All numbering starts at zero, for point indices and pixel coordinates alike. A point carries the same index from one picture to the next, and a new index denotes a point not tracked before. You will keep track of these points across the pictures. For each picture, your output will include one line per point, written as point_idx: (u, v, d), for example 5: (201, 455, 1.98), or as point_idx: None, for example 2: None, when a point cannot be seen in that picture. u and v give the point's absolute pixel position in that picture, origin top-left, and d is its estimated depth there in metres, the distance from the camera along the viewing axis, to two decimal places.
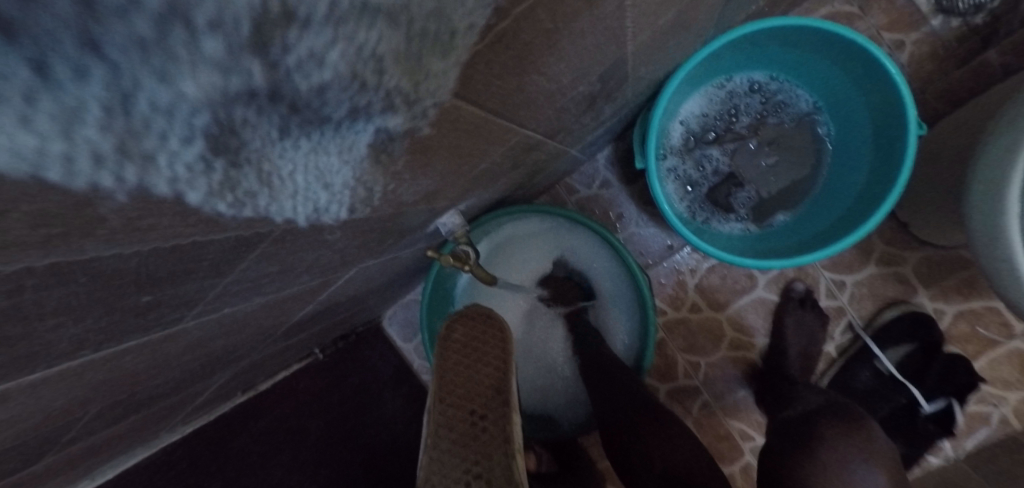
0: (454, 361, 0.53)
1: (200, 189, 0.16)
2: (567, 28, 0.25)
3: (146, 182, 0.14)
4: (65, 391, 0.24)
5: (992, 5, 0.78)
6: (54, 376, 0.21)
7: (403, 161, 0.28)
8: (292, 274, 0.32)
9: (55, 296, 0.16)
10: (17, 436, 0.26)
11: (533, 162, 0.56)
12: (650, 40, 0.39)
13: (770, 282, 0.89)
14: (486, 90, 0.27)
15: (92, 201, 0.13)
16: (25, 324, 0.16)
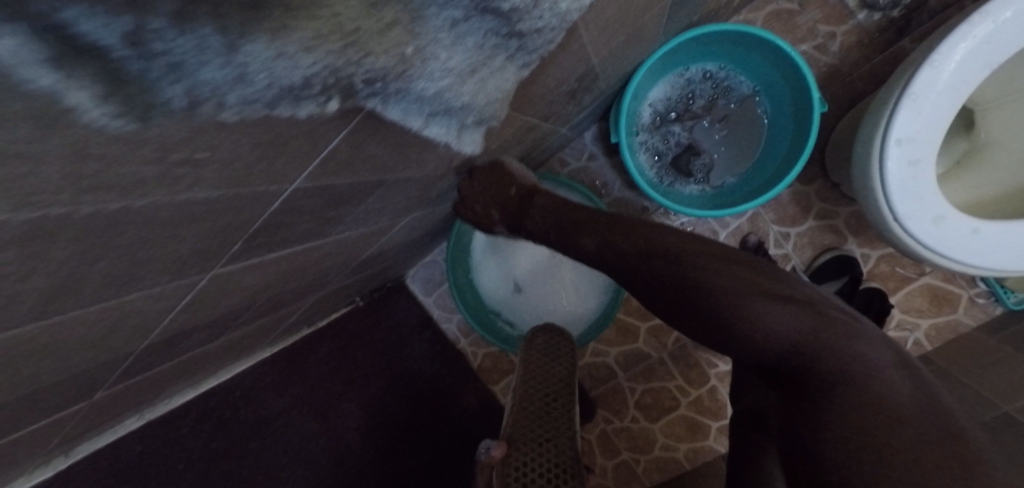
0: (535, 364, 0.83)
1: (383, 156, 0.35)
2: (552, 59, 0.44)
3: (375, 149, 0.33)
4: (265, 273, 0.42)
5: (906, 1, 0.94)
6: (274, 258, 0.40)
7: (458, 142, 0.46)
8: (378, 213, 0.50)
9: (312, 203, 0.34)
10: (231, 305, 0.44)
11: (533, 138, 0.73)
12: (612, 52, 0.57)
13: (729, 236, 1.07)
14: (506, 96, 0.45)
15: (360, 157, 0.32)
16: (293, 216, 0.34)
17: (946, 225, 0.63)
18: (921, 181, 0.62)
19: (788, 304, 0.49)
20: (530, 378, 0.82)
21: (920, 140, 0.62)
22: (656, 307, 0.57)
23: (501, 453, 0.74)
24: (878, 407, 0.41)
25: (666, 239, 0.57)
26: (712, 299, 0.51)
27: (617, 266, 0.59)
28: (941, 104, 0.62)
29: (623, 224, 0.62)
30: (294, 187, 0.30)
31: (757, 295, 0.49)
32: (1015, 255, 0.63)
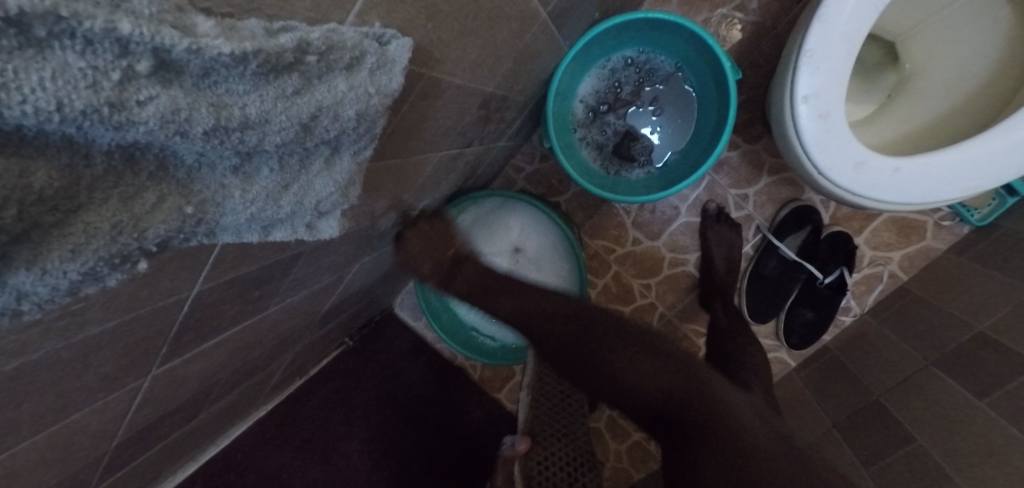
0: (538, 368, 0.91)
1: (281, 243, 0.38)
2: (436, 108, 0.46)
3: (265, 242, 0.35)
4: (214, 355, 0.46)
5: None
6: (213, 343, 0.43)
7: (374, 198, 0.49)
8: (318, 273, 0.53)
9: (222, 294, 0.37)
10: (194, 388, 0.48)
11: (468, 161, 0.76)
12: (509, 73, 0.59)
13: (691, 208, 1.08)
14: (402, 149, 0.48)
15: (246, 251, 0.34)
16: (211, 307, 0.37)
17: (867, 169, 0.64)
18: (834, 131, 0.64)
19: (665, 362, 0.62)
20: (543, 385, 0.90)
21: (825, 92, 0.64)
22: (566, 369, 0.68)
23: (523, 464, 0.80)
24: (743, 439, 0.54)
25: (581, 310, 0.70)
26: (601, 361, 0.64)
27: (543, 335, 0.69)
28: (840, 53, 0.63)
29: (540, 304, 0.72)
30: (195, 292, 0.33)
31: (639, 359, 0.62)
32: (938, 185, 0.64)
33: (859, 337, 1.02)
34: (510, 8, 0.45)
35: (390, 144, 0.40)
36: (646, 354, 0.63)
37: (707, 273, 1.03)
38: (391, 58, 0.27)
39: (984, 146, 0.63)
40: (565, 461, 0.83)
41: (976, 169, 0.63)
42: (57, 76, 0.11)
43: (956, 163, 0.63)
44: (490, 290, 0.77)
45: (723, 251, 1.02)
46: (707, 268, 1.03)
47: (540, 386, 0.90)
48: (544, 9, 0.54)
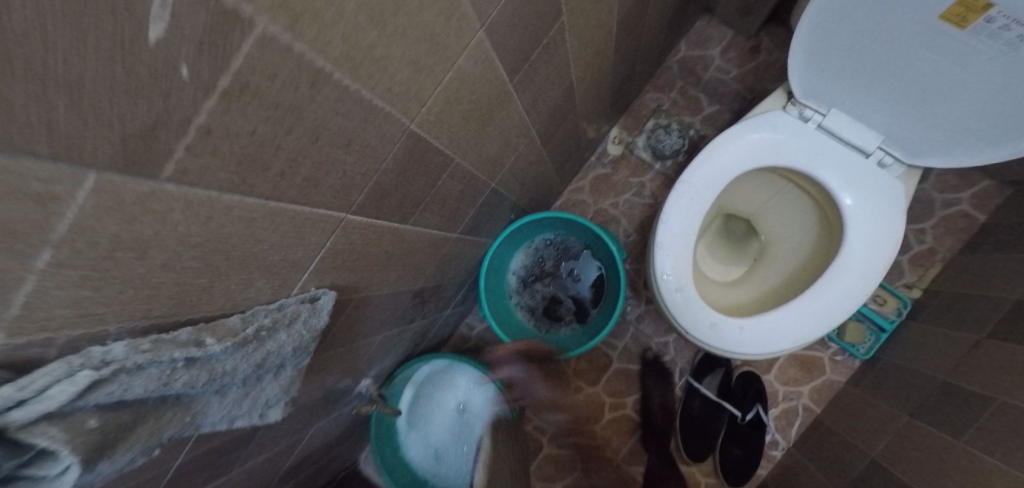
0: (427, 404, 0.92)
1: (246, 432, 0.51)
2: (366, 306, 0.62)
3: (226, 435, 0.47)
4: None
5: (683, 150, 1.28)
6: None
7: (325, 374, 0.65)
8: (278, 439, 0.65)
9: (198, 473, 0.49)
10: None
11: (413, 331, 0.93)
12: (437, 267, 0.81)
13: (620, 356, 1.25)
14: (350, 333, 0.64)
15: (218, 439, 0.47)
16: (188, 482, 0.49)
17: (720, 329, 0.82)
18: (689, 302, 0.84)
19: None
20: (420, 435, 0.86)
21: (677, 273, 0.85)
22: None
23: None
24: None
25: None
26: None
27: None
28: (683, 243, 0.86)
29: None
30: (175, 475, 0.44)
31: None
32: (779, 339, 0.81)
33: (789, 470, 1.09)
34: (426, 240, 0.67)
35: (334, 341, 0.58)
36: None
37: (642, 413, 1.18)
38: (322, 303, 0.47)
39: (804, 307, 0.81)
40: None
41: (803, 325, 0.81)
42: (140, 375, 0.28)
43: (787, 321, 0.81)
44: None
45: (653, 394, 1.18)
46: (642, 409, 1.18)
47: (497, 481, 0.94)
48: (458, 231, 0.77)
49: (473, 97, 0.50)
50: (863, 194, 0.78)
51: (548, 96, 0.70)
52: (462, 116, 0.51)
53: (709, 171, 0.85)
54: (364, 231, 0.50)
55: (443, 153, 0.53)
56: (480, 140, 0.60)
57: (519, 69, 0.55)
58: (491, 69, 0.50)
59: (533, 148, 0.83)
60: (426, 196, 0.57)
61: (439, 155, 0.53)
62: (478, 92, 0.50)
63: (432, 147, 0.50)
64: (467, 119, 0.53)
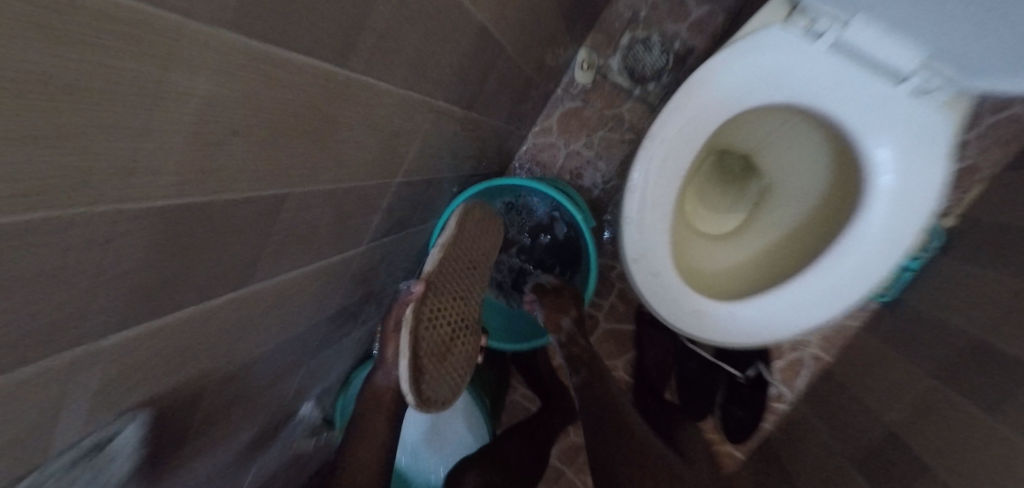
0: (475, 229, 0.77)
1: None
2: (246, 372, 0.50)
3: None
4: None
5: (668, 68, 1.04)
6: None
7: (223, 442, 0.55)
8: None
9: None
10: None
11: (356, 338, 0.82)
12: (358, 280, 0.66)
13: (606, 317, 1.14)
14: (237, 399, 0.52)
15: None
16: None
17: (707, 318, 0.68)
18: (668, 287, 0.68)
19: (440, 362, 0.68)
20: (431, 267, 0.72)
21: (652, 253, 0.68)
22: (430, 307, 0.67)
23: (413, 330, 0.65)
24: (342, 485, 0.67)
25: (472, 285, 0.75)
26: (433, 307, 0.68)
27: (460, 261, 0.74)
28: (659, 213, 0.67)
29: (468, 260, 0.75)
30: None
31: (444, 317, 0.69)
32: (778, 326, 0.67)
33: (795, 425, 1.03)
34: (313, 277, 0.52)
35: (205, 426, 0.47)
36: (435, 336, 0.68)
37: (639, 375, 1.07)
38: (126, 438, 0.36)
39: (810, 287, 0.66)
40: (451, 330, 0.70)
41: (807, 309, 0.67)
42: None
43: (788, 305, 0.67)
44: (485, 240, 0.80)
45: (655, 354, 1.06)
46: (641, 368, 1.06)
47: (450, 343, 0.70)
48: (370, 241, 0.62)
49: (293, 125, 0.33)
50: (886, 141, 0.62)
51: (449, 57, 0.50)
52: (286, 153, 0.34)
53: (686, 116, 0.64)
54: (180, 339, 0.35)
55: (276, 201, 0.37)
56: (344, 153, 0.43)
57: (370, 52, 0.36)
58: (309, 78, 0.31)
59: (456, 116, 0.63)
60: (279, 247, 0.42)
61: (268, 205, 0.36)
62: (298, 115, 0.33)
63: (246, 210, 0.33)
64: (301, 148, 0.36)
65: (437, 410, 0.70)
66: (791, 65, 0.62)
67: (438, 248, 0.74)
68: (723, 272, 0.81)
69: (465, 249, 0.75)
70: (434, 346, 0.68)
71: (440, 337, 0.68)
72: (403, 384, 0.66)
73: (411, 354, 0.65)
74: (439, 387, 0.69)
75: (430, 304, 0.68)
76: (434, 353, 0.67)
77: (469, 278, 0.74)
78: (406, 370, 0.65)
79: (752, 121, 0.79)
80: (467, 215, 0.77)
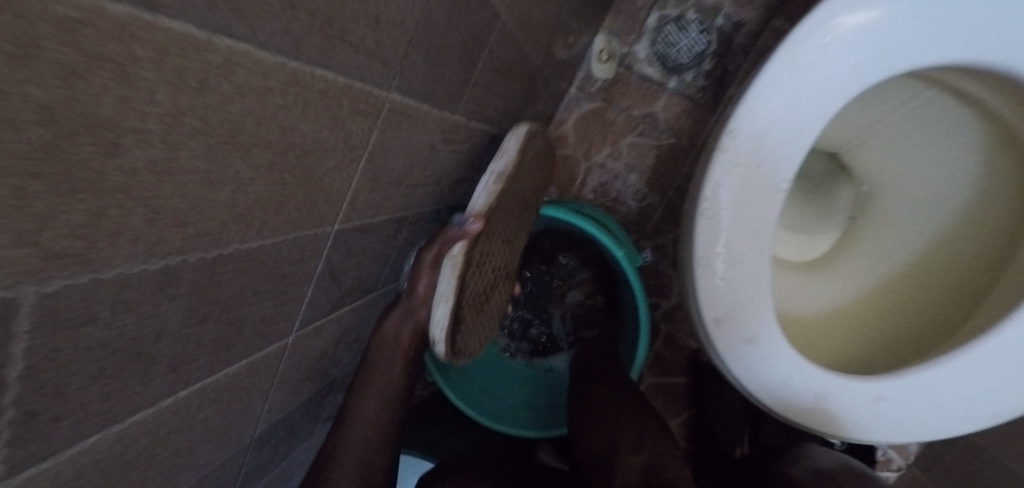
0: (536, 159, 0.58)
1: None
2: None
3: None
4: None
5: (709, 53, 0.82)
6: None
7: None
8: None
9: None
10: None
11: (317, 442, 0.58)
12: (301, 379, 0.43)
13: (649, 371, 0.90)
14: None
15: None
16: None
17: (836, 402, 0.44)
18: (775, 362, 0.44)
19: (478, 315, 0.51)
20: (486, 197, 0.50)
21: (747, 311, 0.44)
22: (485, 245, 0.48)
23: (465, 274, 0.46)
24: None
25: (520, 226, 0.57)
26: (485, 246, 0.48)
27: (517, 199, 0.54)
28: (756, 250, 0.44)
29: (523, 193, 0.56)
30: None
31: (491, 263, 0.51)
32: (950, 412, 0.44)
33: None
34: (192, 413, 0.30)
35: None
36: (479, 285, 0.50)
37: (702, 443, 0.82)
38: None
39: (1006, 350, 0.42)
40: (493, 279, 0.52)
41: (1000, 384, 0.43)
42: None
43: (970, 380, 0.43)
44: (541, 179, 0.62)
45: (721, 416, 0.80)
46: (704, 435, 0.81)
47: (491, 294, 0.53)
48: (309, 324, 0.39)
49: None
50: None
51: (402, 17, 0.29)
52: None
53: (789, 99, 0.42)
54: None
55: None
56: (183, 202, 0.21)
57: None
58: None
59: (435, 120, 0.41)
60: (48, 408, 0.20)
61: None
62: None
63: None
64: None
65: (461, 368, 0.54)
66: (960, 9, 0.40)
67: (492, 176, 0.53)
68: (829, 320, 0.57)
69: (525, 181, 0.55)
70: (477, 293, 0.50)
71: (485, 284, 0.51)
72: (435, 331, 0.48)
73: (458, 298, 0.47)
74: (467, 345, 0.52)
75: (484, 244, 0.48)
76: (477, 303, 0.50)
77: (519, 221, 0.56)
78: (446, 318, 0.47)
79: (861, 102, 0.56)
80: (530, 141, 0.57)
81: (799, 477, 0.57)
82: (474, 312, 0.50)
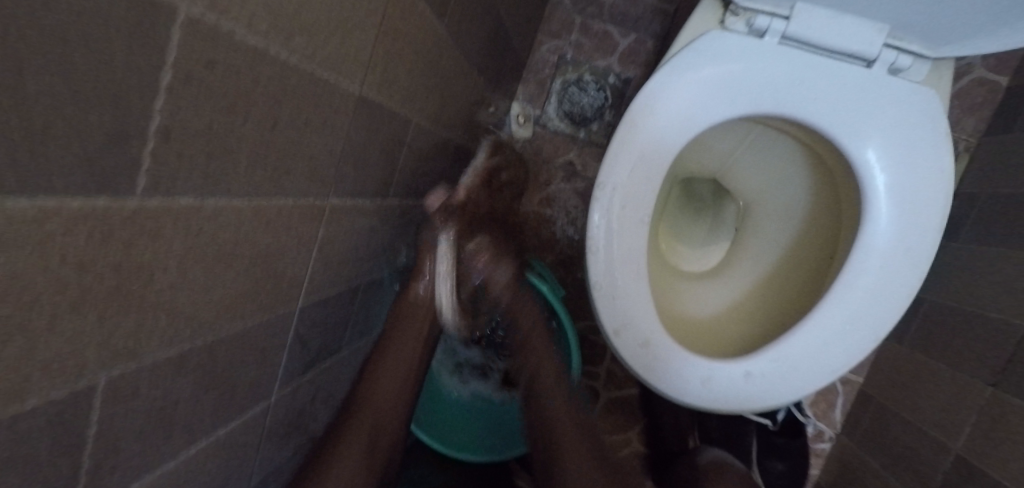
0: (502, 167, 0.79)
1: None
2: None
3: None
4: None
5: (607, 106, 0.99)
6: None
7: None
8: None
9: None
10: None
11: None
12: (285, 434, 0.51)
13: (606, 386, 1.00)
14: None
15: None
16: None
17: (719, 383, 0.56)
18: (666, 357, 0.56)
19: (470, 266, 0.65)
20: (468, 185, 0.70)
21: (637, 320, 0.56)
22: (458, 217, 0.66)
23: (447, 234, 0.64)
24: None
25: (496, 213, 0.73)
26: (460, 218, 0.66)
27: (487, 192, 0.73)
28: (635, 271, 0.56)
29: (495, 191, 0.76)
30: None
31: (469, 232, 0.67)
32: (805, 376, 0.56)
33: (849, 467, 0.89)
34: (200, 465, 0.38)
35: None
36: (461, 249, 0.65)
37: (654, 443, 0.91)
38: None
39: (832, 320, 0.55)
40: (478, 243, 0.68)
41: (833, 347, 0.55)
42: None
43: (812, 347, 0.55)
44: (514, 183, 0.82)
45: None
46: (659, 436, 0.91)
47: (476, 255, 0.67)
48: (287, 385, 0.48)
49: (42, 307, 0.21)
50: (879, 142, 0.55)
51: (331, 147, 0.41)
52: (51, 345, 0.22)
53: (639, 153, 0.56)
54: None
55: (62, 416, 0.24)
56: (189, 305, 0.31)
57: (179, 169, 0.26)
58: (54, 234, 0.20)
59: (371, 207, 0.53)
60: (109, 460, 0.29)
61: (47, 427, 0.24)
62: (52, 288, 0.21)
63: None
64: (88, 327, 0.24)
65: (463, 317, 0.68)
66: (746, 76, 0.56)
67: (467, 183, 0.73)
68: (721, 318, 0.69)
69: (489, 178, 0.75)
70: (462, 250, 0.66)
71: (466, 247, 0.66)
72: (440, 284, 0.65)
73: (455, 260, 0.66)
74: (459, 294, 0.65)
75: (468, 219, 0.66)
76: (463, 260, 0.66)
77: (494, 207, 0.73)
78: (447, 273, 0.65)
79: (711, 141, 0.70)
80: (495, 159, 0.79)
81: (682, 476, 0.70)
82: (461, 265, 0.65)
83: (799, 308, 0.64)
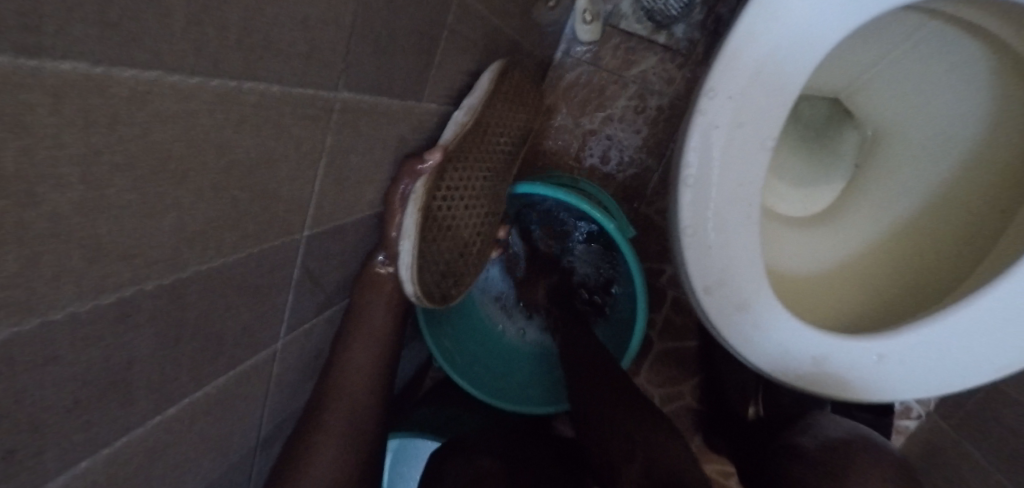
0: (515, 91, 0.55)
1: None
2: None
3: None
4: None
5: (699, 2, 0.78)
6: None
7: None
8: None
9: None
10: None
11: None
12: (301, 378, 0.44)
13: (660, 335, 0.90)
14: None
15: None
16: None
17: (837, 364, 0.44)
18: (767, 328, 0.44)
19: (445, 236, 0.47)
20: (453, 132, 0.47)
21: (736, 278, 0.43)
22: (444, 172, 0.44)
23: (424, 205, 0.42)
24: None
25: (494, 162, 0.51)
26: (445, 173, 0.45)
27: (488, 131, 0.50)
28: (745, 215, 0.42)
29: (500, 127, 0.52)
30: None
31: (456, 192, 0.47)
32: (957, 366, 0.42)
33: (940, 450, 0.77)
34: (186, 426, 0.31)
35: None
36: (439, 220, 0.45)
37: (717, 403, 0.82)
38: None
39: (1018, 297, 0.40)
40: (466, 209, 0.48)
41: (1012, 332, 0.41)
42: None
43: (977, 332, 0.41)
44: (529, 108, 0.58)
45: (734, 378, 0.78)
46: (720, 397, 0.80)
47: (453, 230, 0.48)
48: (298, 328, 0.40)
49: None
50: None
51: (334, 12, 0.28)
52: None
53: (769, 51, 0.39)
54: None
55: None
56: (121, 237, 0.21)
57: (44, 3, 0.14)
58: None
59: (397, 113, 0.40)
60: (29, 444, 0.21)
61: None
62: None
63: None
64: None
65: (438, 302, 0.50)
66: None
67: (464, 108, 0.50)
68: (831, 277, 0.55)
69: (495, 110, 0.51)
70: (440, 224, 0.46)
71: (445, 216, 0.46)
72: (400, 270, 0.45)
73: (420, 235, 0.44)
74: (427, 279, 0.47)
75: (448, 180, 0.45)
76: (434, 237, 0.46)
77: (496, 153, 0.51)
78: (411, 256, 0.44)
79: (857, 41, 0.51)
80: (505, 76, 0.54)
81: (806, 446, 0.58)
82: (431, 242, 0.46)
83: (951, 275, 0.49)
